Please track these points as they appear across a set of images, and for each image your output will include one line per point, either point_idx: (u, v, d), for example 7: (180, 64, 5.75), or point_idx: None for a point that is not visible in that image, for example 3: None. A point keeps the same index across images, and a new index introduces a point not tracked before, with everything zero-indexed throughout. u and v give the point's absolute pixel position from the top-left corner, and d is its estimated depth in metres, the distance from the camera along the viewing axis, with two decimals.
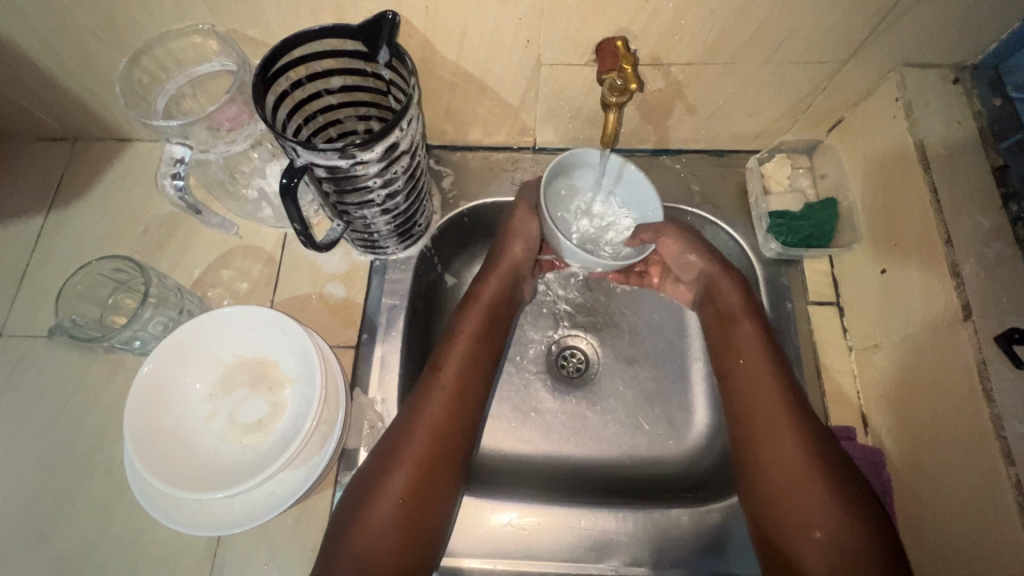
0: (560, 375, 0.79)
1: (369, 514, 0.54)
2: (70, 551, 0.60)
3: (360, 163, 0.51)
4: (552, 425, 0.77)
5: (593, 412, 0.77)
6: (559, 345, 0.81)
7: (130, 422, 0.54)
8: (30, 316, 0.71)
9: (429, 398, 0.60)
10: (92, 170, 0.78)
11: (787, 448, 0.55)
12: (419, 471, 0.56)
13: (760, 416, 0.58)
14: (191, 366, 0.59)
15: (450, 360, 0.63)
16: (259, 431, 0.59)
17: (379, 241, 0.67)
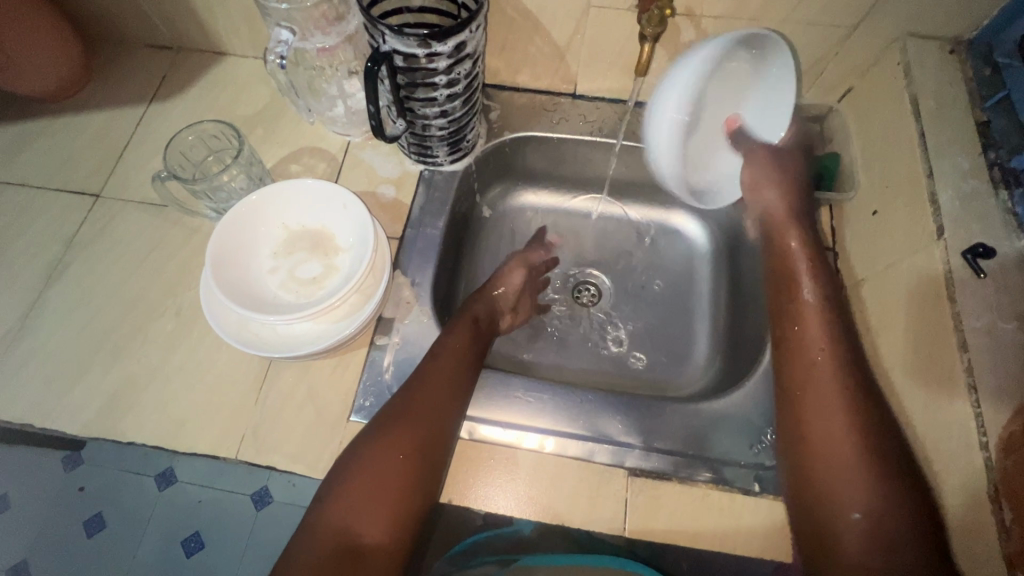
0: (575, 302, 0.88)
1: (349, 490, 0.54)
2: (134, 371, 0.68)
3: (434, 56, 0.61)
4: (564, 341, 0.84)
5: (602, 336, 0.85)
6: (576, 278, 0.89)
7: (211, 254, 0.64)
8: (120, 183, 0.81)
9: (418, 389, 0.62)
10: (188, 74, 0.90)
11: (831, 409, 0.54)
12: (400, 455, 0.56)
13: (799, 376, 0.58)
14: (276, 215, 0.70)
15: (442, 359, 0.65)
16: (313, 287, 0.68)
17: (432, 148, 0.77)
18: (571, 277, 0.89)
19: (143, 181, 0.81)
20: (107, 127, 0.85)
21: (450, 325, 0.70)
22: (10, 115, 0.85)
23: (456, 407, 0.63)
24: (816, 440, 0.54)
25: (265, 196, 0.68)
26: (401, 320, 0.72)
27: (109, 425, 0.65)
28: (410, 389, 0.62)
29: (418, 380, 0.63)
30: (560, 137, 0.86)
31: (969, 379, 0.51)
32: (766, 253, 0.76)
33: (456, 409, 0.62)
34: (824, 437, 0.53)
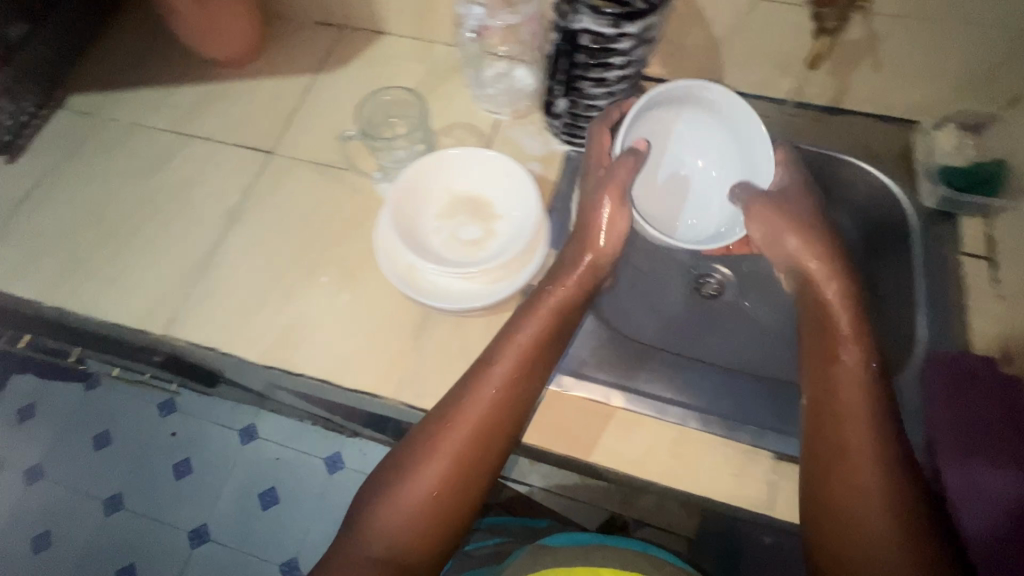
0: (696, 294, 0.81)
1: (412, 492, 0.58)
2: (304, 311, 0.74)
3: (620, 37, 0.64)
4: (684, 330, 0.79)
5: (727, 331, 0.78)
6: (697, 267, 0.82)
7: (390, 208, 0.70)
8: (291, 144, 0.89)
9: (469, 399, 0.61)
10: (351, 50, 0.97)
11: (858, 431, 0.56)
12: (457, 461, 0.59)
13: (846, 408, 0.58)
14: (449, 177, 0.75)
15: (505, 368, 0.62)
16: (474, 248, 0.72)
17: (584, 129, 0.80)
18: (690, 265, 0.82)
19: (310, 143, 0.89)
20: (278, 93, 0.94)
21: (518, 323, 0.66)
22: (197, 77, 0.95)
23: (518, 420, 0.62)
24: (850, 462, 0.56)
25: (456, 158, 0.74)
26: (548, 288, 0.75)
27: (283, 357, 0.72)
28: (456, 398, 0.62)
29: (484, 386, 0.61)
30: None
31: None
32: (915, 258, 0.75)
33: (515, 422, 0.61)
34: (869, 476, 0.55)
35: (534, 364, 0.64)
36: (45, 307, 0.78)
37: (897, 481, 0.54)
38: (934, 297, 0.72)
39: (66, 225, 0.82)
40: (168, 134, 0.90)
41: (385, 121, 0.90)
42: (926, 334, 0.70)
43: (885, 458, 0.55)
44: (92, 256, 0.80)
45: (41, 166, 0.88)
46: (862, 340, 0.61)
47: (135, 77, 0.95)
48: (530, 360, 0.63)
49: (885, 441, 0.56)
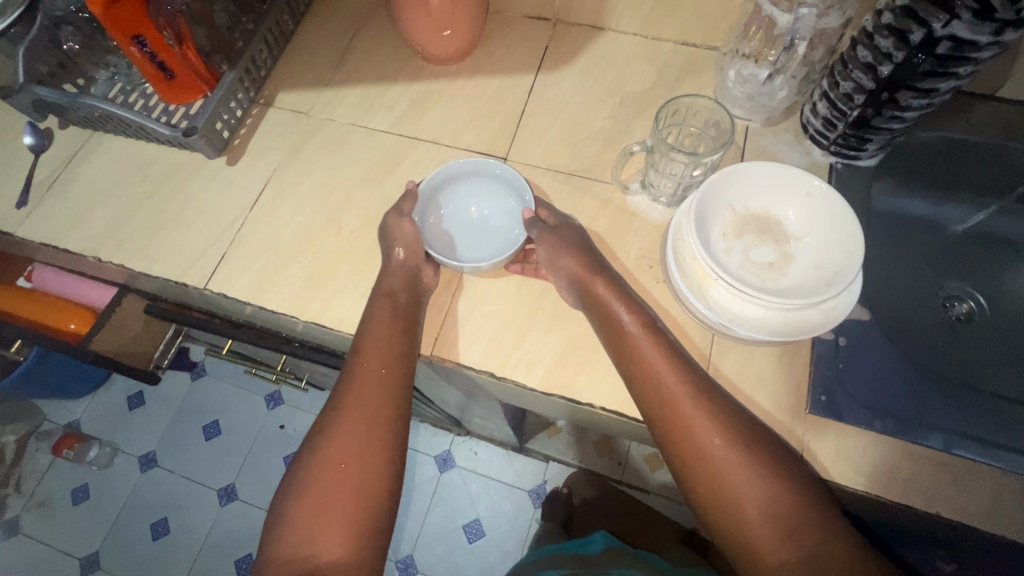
0: (949, 316, 0.82)
1: (320, 479, 0.58)
2: (579, 334, 0.70)
3: (989, 45, 0.57)
4: (948, 353, 0.79)
5: (994, 357, 0.78)
6: (946, 291, 0.84)
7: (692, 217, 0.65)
8: (526, 148, 0.84)
9: (350, 414, 0.61)
10: (569, 46, 0.91)
11: (711, 452, 0.55)
12: (366, 472, 0.59)
13: (687, 425, 0.57)
14: (465, 201, 0.79)
15: (364, 380, 0.63)
16: (772, 271, 0.67)
17: (868, 141, 0.74)
18: (939, 289, 0.84)
19: (546, 149, 0.84)
20: (499, 93, 0.89)
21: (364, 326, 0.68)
22: (411, 75, 0.90)
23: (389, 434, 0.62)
24: (716, 482, 0.55)
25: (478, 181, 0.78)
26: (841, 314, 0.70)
27: (565, 382, 0.68)
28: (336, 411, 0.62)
29: (358, 403, 0.62)
30: (979, 137, 0.78)
31: None
32: None
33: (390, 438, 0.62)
34: (741, 494, 0.54)
35: (394, 374, 0.64)
36: (298, 321, 0.75)
37: (771, 496, 0.53)
38: None
39: (305, 233, 0.79)
40: (391, 136, 0.86)
41: (622, 126, 0.84)
42: None
43: (753, 463, 0.55)
44: (341, 267, 0.77)
45: (264, 167, 0.85)
46: (631, 305, 0.64)
47: (345, 73, 0.91)
48: (389, 370, 0.64)
49: (765, 461, 0.55)
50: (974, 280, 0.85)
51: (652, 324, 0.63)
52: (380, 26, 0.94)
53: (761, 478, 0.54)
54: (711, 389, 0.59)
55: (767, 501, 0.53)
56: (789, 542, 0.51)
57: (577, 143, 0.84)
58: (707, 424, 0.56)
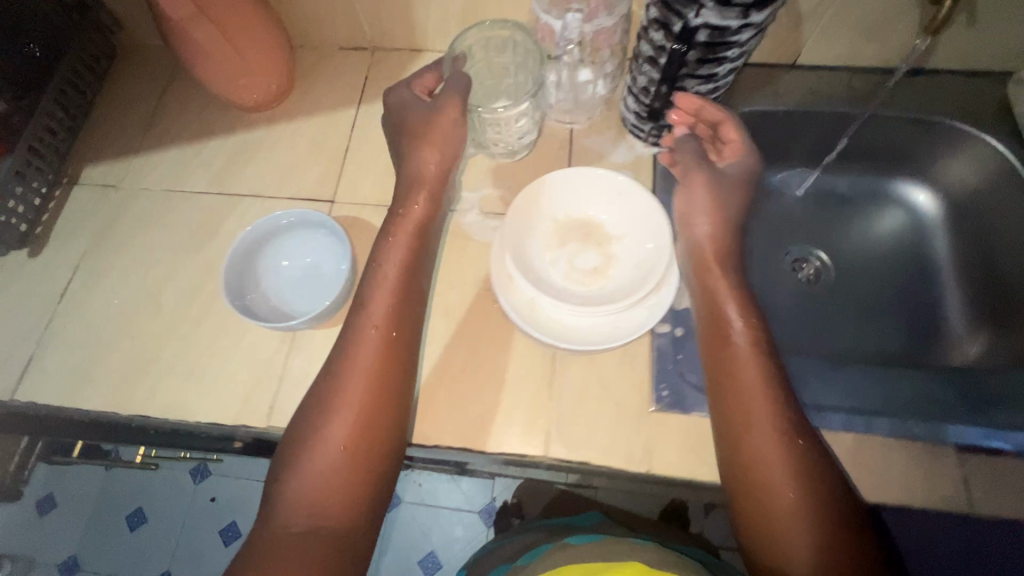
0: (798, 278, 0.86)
1: (317, 455, 0.55)
2: (421, 375, 0.67)
3: (743, 30, 0.59)
4: (793, 318, 0.82)
5: (835, 313, 0.83)
6: (793, 254, 0.87)
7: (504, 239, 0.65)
8: (355, 186, 0.80)
9: (343, 409, 0.57)
10: (390, 73, 0.88)
11: (781, 451, 0.55)
12: (366, 453, 0.56)
13: (756, 434, 0.56)
14: (278, 252, 0.72)
15: (365, 361, 0.59)
16: (596, 277, 0.66)
17: (678, 128, 0.75)
18: (787, 254, 0.87)
19: (375, 182, 0.80)
20: (322, 131, 0.85)
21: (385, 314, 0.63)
22: (227, 125, 0.85)
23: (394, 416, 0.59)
24: (764, 476, 0.55)
25: (294, 226, 0.73)
26: (677, 306, 0.69)
27: (409, 429, 0.65)
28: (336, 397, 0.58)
29: (351, 379, 0.58)
30: (787, 108, 0.81)
31: None
32: None
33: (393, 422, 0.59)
34: (785, 495, 0.54)
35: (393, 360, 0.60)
36: (125, 416, 0.69)
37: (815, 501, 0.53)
38: None
39: (124, 318, 0.73)
40: (210, 196, 0.80)
41: None
42: None
43: (804, 476, 0.54)
44: (165, 349, 0.71)
45: (71, 257, 0.78)
46: (747, 315, 0.63)
47: (154, 136, 0.85)
48: (386, 363, 0.60)
49: (817, 471, 0.55)
50: (814, 240, 0.88)
51: (764, 341, 0.61)
52: (187, 78, 0.88)
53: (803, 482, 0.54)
54: (793, 404, 0.58)
55: (809, 501, 0.53)
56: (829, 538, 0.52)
57: None
58: (769, 424, 0.56)
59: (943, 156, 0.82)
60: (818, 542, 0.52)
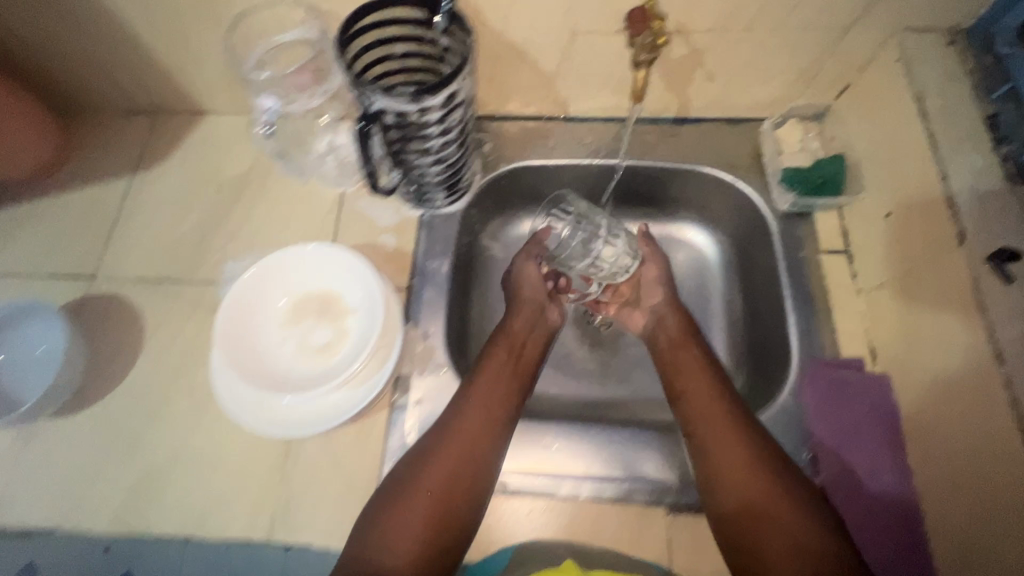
0: (588, 325, 0.87)
1: (415, 491, 0.58)
2: (158, 461, 0.67)
3: (426, 110, 0.59)
4: (576, 368, 0.84)
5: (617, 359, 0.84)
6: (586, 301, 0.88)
7: (222, 321, 0.64)
8: (119, 261, 0.79)
9: (440, 445, 0.61)
10: (170, 141, 0.88)
11: (737, 455, 0.59)
12: (449, 480, 0.59)
13: (702, 415, 0.63)
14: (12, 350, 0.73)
15: (460, 422, 0.62)
16: (323, 354, 0.67)
17: (428, 192, 0.75)
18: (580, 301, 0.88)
19: (139, 257, 0.79)
20: (93, 206, 0.83)
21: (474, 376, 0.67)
22: None
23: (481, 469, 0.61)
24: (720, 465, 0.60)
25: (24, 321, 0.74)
26: (419, 376, 0.70)
27: (137, 519, 0.65)
28: (431, 450, 0.61)
29: (460, 423, 0.62)
30: (554, 165, 0.84)
31: (1003, 371, 0.51)
32: (781, 267, 0.75)
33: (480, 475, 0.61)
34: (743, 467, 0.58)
35: (502, 410, 0.65)
36: None
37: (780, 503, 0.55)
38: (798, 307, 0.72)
39: None
40: None
41: (220, 216, 0.82)
42: (800, 342, 0.71)
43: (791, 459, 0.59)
44: None
45: None
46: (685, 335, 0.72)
47: None
48: (491, 428, 0.63)
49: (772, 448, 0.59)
50: None
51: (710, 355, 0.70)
52: None
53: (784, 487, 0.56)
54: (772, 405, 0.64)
55: (776, 505, 0.55)
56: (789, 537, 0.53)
57: (172, 245, 0.80)
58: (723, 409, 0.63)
59: (711, 199, 0.84)
60: (817, 538, 0.53)
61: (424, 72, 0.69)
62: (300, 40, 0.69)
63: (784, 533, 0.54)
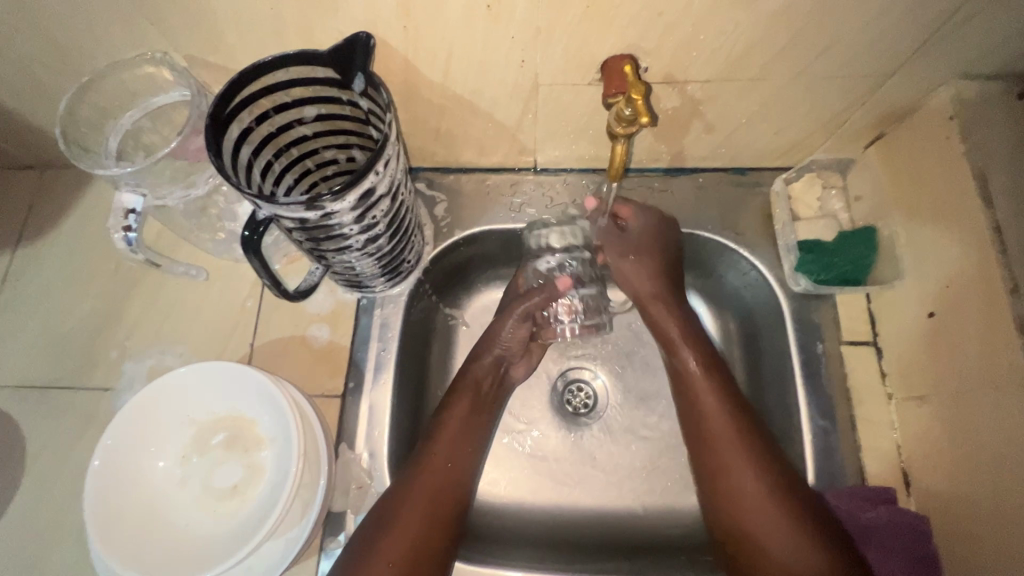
0: (568, 412, 0.71)
1: (396, 541, 0.53)
2: None
3: (332, 214, 0.45)
4: (554, 468, 0.69)
5: (603, 455, 0.69)
6: (564, 379, 0.72)
7: (96, 461, 0.51)
8: None
9: (416, 484, 0.56)
10: (52, 199, 0.71)
11: (749, 509, 0.54)
12: (430, 516, 0.55)
13: (726, 467, 0.56)
14: None
15: (441, 439, 0.59)
16: (234, 497, 0.55)
17: (365, 280, 0.61)
18: (557, 380, 0.73)
19: (22, 357, 0.66)
20: None
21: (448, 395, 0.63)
22: None
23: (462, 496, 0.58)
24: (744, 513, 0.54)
25: None
26: (355, 512, 0.58)
27: None
28: (412, 472, 0.57)
29: (431, 462, 0.58)
30: (523, 227, 0.70)
31: None
32: (794, 364, 0.61)
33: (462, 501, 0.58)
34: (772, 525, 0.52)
35: (479, 420, 0.62)
36: None
37: (796, 542, 0.51)
38: (815, 418, 0.59)
39: None
40: None
41: (114, 302, 0.67)
42: (817, 465, 0.58)
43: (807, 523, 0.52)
44: None
45: None
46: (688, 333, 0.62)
47: None
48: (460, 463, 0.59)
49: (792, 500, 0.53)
50: (587, 358, 0.73)
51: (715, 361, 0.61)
52: None
53: (795, 513, 0.52)
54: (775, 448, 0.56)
55: (789, 541, 0.51)
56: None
57: (59, 340, 0.66)
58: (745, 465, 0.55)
59: (712, 267, 0.69)
60: None
61: (348, 135, 0.54)
62: (178, 104, 0.53)
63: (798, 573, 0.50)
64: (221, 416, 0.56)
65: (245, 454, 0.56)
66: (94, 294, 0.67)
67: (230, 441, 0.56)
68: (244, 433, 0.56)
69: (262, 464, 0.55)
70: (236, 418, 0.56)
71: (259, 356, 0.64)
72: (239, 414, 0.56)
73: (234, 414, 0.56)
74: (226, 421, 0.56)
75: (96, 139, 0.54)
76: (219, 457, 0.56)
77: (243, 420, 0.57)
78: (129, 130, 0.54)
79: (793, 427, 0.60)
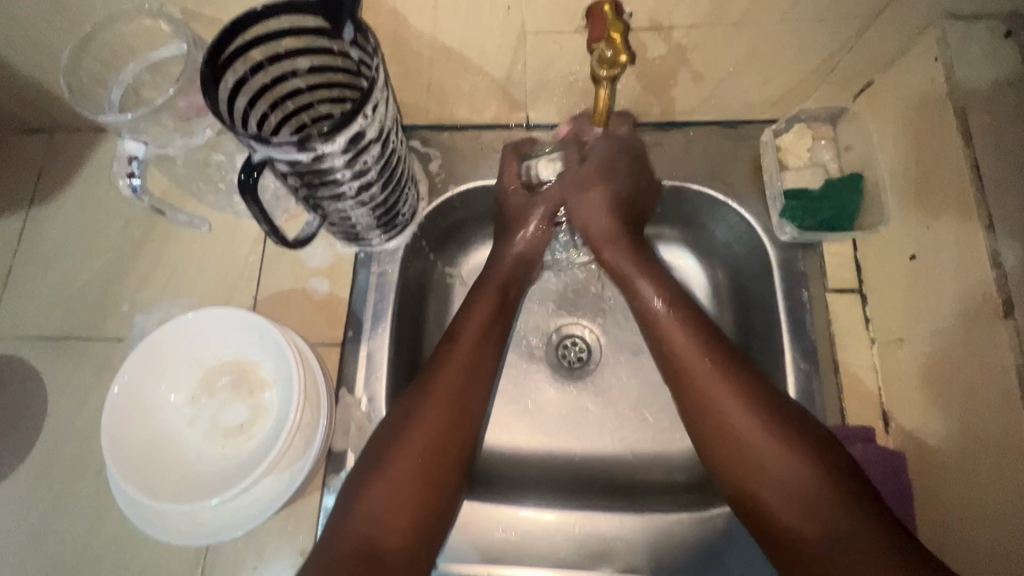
0: (561, 364, 0.73)
1: (409, 445, 0.54)
2: (66, 554, 0.60)
3: (324, 156, 0.47)
4: (549, 417, 0.71)
5: (595, 404, 0.71)
6: (559, 333, 0.74)
7: (112, 398, 0.54)
8: (15, 315, 0.69)
9: (432, 394, 0.57)
10: (61, 160, 0.74)
11: (711, 395, 0.55)
12: (445, 429, 0.56)
13: (678, 351, 0.58)
14: None
15: (451, 373, 0.58)
16: (241, 435, 0.58)
17: (361, 233, 0.63)
18: (552, 333, 0.74)
19: (38, 311, 0.69)
20: None
21: (472, 299, 0.65)
22: None
23: (467, 427, 0.58)
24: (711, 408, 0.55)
25: None
26: (355, 452, 0.61)
27: None
28: (420, 402, 0.56)
29: (452, 367, 0.59)
30: None
31: None
32: (780, 311, 0.62)
33: (466, 435, 0.57)
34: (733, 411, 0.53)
35: (489, 347, 0.62)
36: None
37: (764, 437, 0.51)
38: (798, 362, 0.60)
39: None
40: None
41: (123, 257, 0.70)
42: (799, 408, 0.59)
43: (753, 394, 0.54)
44: None
45: None
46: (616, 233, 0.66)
47: None
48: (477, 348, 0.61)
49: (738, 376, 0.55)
50: (581, 313, 0.75)
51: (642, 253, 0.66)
52: None
53: (762, 414, 0.52)
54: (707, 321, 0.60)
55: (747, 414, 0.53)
56: (789, 480, 0.49)
57: (72, 295, 0.69)
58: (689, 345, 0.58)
59: (703, 220, 0.70)
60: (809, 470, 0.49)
61: (340, 88, 0.55)
62: (175, 58, 0.54)
63: (777, 482, 0.50)
64: (227, 360, 0.60)
65: (251, 395, 0.59)
66: (103, 251, 0.70)
67: (236, 383, 0.59)
68: (248, 377, 0.60)
69: (266, 405, 0.59)
70: (242, 362, 0.60)
71: (262, 308, 0.67)
72: (244, 358, 0.60)
73: (239, 358, 0.60)
74: (232, 365, 0.60)
75: (102, 94, 0.57)
76: (226, 398, 0.59)
77: (248, 365, 0.60)
78: (131, 84, 0.56)
79: (777, 372, 0.62)
